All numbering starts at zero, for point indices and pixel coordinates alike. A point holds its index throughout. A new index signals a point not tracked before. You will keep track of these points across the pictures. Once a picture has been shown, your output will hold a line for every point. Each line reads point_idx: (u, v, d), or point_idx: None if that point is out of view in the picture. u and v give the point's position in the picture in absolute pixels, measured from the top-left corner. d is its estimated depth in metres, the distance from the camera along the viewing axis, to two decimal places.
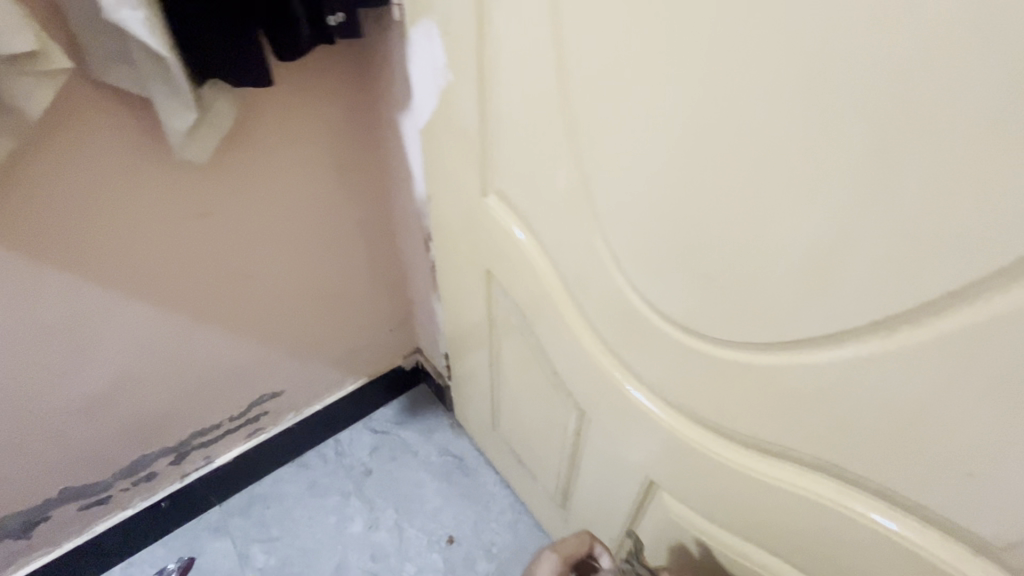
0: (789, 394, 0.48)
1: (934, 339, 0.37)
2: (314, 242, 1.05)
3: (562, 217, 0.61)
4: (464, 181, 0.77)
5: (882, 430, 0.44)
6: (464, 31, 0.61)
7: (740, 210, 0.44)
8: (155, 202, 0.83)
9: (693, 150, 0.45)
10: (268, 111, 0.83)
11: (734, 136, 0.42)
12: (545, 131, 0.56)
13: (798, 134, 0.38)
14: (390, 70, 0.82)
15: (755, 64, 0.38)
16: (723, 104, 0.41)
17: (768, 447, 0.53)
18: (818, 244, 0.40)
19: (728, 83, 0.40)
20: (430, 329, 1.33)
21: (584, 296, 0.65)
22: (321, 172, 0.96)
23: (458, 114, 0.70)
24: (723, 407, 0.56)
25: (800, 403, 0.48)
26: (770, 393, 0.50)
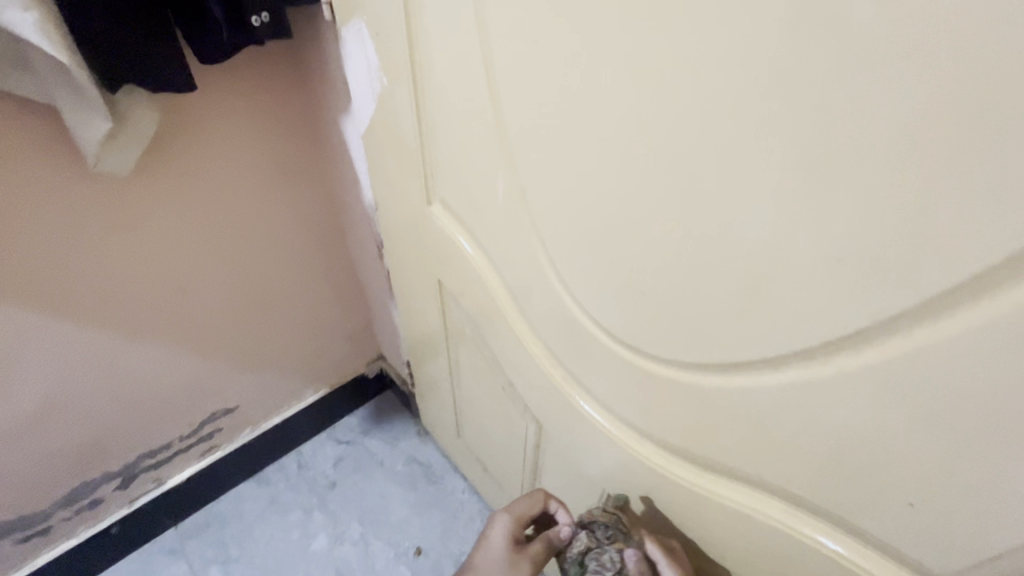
0: (733, 416, 0.46)
1: (870, 368, 0.35)
2: (259, 251, 1.00)
3: (504, 230, 0.58)
4: (407, 189, 0.74)
5: (821, 459, 0.42)
6: (394, 34, 0.57)
7: (670, 232, 0.41)
8: (73, 216, 0.76)
9: (622, 167, 0.42)
10: (196, 119, 0.78)
11: (660, 157, 0.39)
12: (481, 140, 0.53)
13: (724, 158, 0.35)
14: (326, 73, 0.78)
15: (678, 81, 0.35)
16: (650, 122, 0.38)
17: (717, 466, 0.52)
18: (749, 270, 0.38)
19: (653, 100, 0.37)
20: (390, 337, 1.29)
21: (531, 309, 0.63)
22: (263, 181, 0.91)
23: (396, 120, 0.66)
24: (668, 427, 0.53)
25: (743, 427, 0.46)
26: (714, 415, 0.48)
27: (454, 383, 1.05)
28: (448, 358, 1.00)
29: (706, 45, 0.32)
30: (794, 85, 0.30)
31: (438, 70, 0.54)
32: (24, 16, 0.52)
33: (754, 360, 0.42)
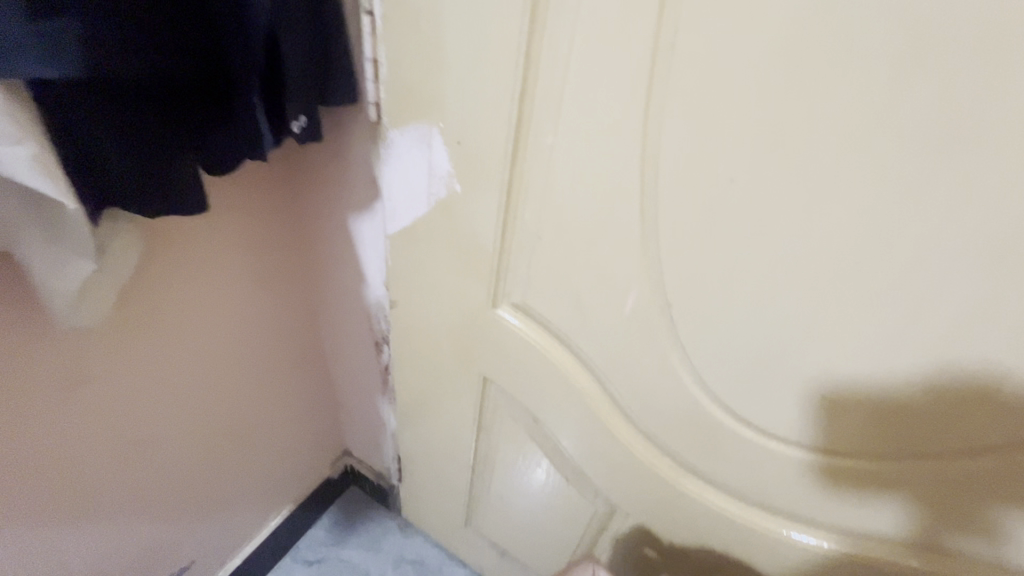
0: (903, 495, 0.50)
1: None
2: (234, 371, 0.84)
3: (620, 339, 0.57)
4: (463, 291, 0.68)
5: (992, 530, 0.46)
6: (489, 147, 0.53)
7: (852, 346, 0.44)
8: (17, 390, 0.57)
9: (802, 291, 0.44)
10: (170, 238, 0.63)
11: (854, 285, 0.42)
12: (609, 255, 0.52)
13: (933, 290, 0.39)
14: (342, 170, 0.69)
15: (893, 224, 0.38)
16: (851, 256, 0.41)
17: (871, 536, 0.55)
18: (957, 380, 0.41)
19: (859, 239, 0.40)
20: (369, 433, 1.15)
21: (636, 409, 0.62)
22: (242, 293, 0.77)
23: (464, 226, 0.61)
24: (807, 504, 0.56)
25: (905, 502, 0.50)
26: (879, 494, 0.51)
27: (475, 474, 0.98)
28: (474, 451, 0.93)
29: (938, 199, 0.36)
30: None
31: (557, 187, 0.51)
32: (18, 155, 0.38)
33: (933, 450, 0.45)
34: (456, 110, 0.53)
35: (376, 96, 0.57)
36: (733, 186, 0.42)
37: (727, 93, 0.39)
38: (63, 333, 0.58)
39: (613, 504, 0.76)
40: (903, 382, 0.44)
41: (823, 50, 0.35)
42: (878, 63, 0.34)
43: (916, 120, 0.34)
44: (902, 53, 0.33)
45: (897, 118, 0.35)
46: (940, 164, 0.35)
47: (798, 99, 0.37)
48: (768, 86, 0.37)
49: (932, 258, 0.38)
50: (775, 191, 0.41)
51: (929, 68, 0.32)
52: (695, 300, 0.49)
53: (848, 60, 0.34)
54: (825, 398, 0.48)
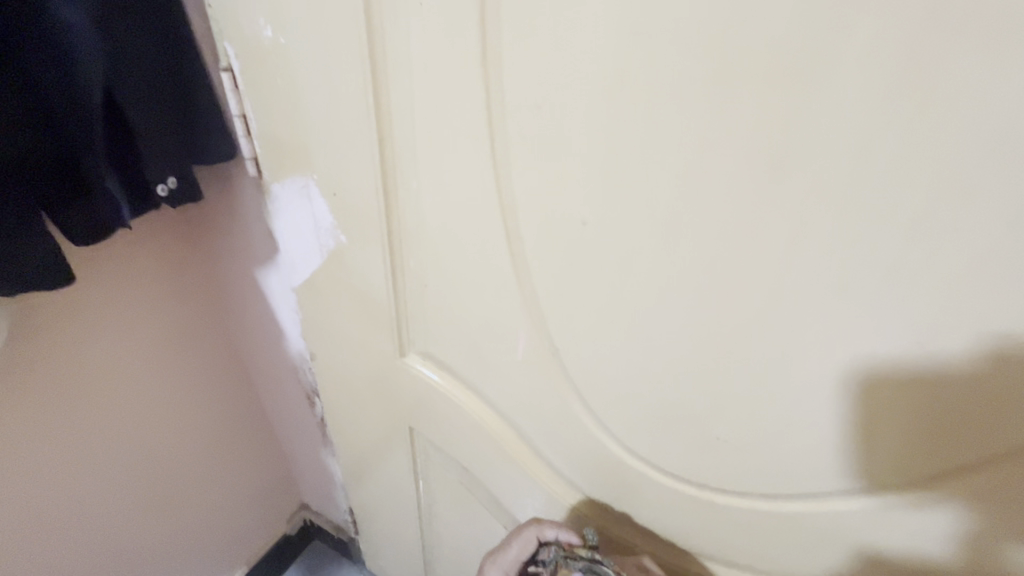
0: (823, 536, 0.44)
1: (995, 504, 0.34)
2: (157, 438, 0.81)
3: (522, 385, 0.54)
4: (371, 342, 0.65)
5: None
6: (362, 196, 0.51)
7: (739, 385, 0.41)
8: None
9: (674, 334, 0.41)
10: (47, 310, 0.61)
11: (720, 327, 0.39)
12: (492, 299, 0.49)
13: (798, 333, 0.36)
14: (239, 226, 0.67)
15: (744, 266, 0.36)
16: (709, 296, 0.38)
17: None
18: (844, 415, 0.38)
19: (713, 283, 0.37)
20: (321, 487, 1.11)
21: (553, 456, 0.59)
22: (150, 357, 0.75)
23: (358, 277, 0.59)
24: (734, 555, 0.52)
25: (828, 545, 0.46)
26: (800, 537, 0.45)
27: (424, 525, 0.93)
28: (418, 502, 0.89)
29: (779, 234, 0.33)
30: (896, 261, 0.30)
31: (433, 233, 0.49)
32: None
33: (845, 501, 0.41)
34: (326, 161, 0.51)
35: (251, 150, 0.55)
36: (587, 224, 0.40)
37: (564, 133, 0.37)
38: None
39: None
40: (795, 419, 0.40)
41: (636, 87, 0.33)
42: (689, 99, 0.32)
43: (737, 154, 0.32)
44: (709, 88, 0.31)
45: (717, 147, 0.32)
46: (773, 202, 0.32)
47: (626, 135, 0.35)
48: (597, 123, 0.36)
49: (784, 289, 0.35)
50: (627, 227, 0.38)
51: (737, 103, 0.30)
52: (582, 345, 0.47)
53: (660, 95, 0.32)
54: (721, 439, 0.45)
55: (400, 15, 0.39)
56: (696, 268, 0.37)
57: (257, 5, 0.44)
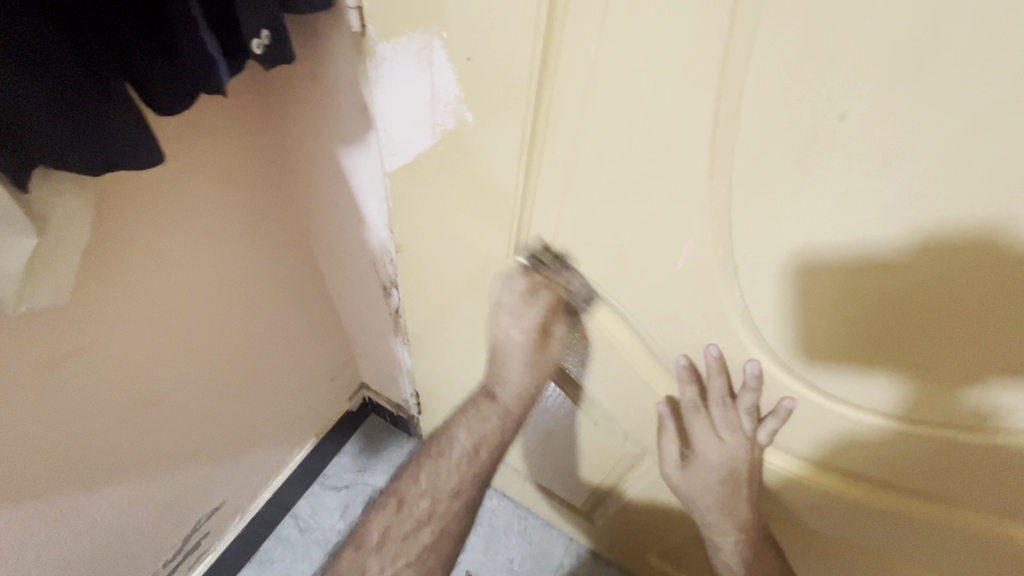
0: (933, 440, 0.47)
1: None
2: (238, 319, 0.80)
3: (671, 291, 0.49)
4: (480, 237, 0.59)
5: None
6: (509, 64, 0.41)
7: (938, 313, 0.38)
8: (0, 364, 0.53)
9: (918, 221, 0.34)
10: (115, 207, 0.54)
11: (957, 212, 0.32)
12: (659, 197, 0.42)
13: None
14: (323, 94, 0.57)
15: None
16: (993, 186, 0.30)
17: (880, 449, 0.51)
18: (951, 305, 0.37)
19: (946, 163, 0.31)
20: (385, 371, 1.13)
21: (711, 373, 0.54)
22: (221, 245, 0.70)
23: (480, 164, 0.51)
24: (762, 379, 0.52)
25: (981, 460, 0.45)
26: (850, 446, 0.53)
27: None
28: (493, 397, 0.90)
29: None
30: (995, 183, 0.30)
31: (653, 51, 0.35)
32: None
33: (953, 376, 0.41)
34: (464, 10, 0.40)
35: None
36: (836, 125, 0.32)
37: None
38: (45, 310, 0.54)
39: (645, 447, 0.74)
40: (901, 329, 0.41)
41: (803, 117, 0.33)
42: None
43: (838, 180, 0.35)
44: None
45: (902, 105, 0.30)
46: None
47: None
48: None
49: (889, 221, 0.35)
50: (791, 190, 0.37)
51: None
52: (791, 243, 0.40)
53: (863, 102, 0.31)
54: (879, 338, 0.42)
55: None
56: (828, 198, 0.36)
57: None
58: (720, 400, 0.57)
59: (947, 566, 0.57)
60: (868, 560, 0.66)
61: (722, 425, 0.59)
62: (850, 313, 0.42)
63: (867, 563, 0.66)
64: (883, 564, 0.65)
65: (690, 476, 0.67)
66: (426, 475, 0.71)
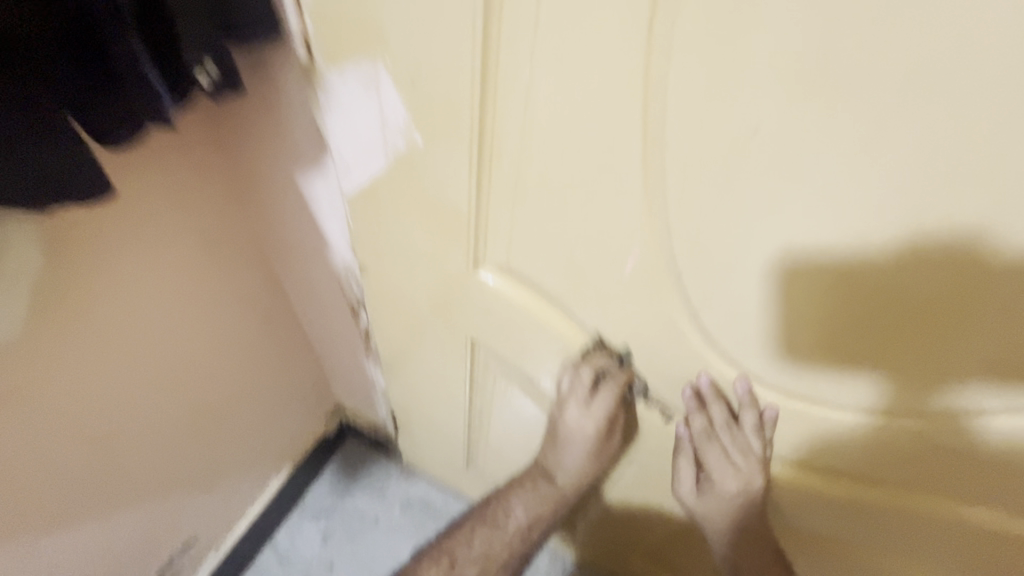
0: (887, 429, 0.49)
1: None
2: (202, 348, 0.80)
3: (623, 298, 0.51)
4: (439, 255, 0.61)
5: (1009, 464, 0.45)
6: (451, 86, 0.42)
7: (871, 303, 0.41)
8: None
9: (843, 220, 0.37)
10: (69, 241, 0.54)
11: (870, 208, 0.35)
12: (603, 208, 0.44)
13: (954, 213, 0.33)
14: (277, 121, 0.58)
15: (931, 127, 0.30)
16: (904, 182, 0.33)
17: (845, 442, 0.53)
18: (885, 298, 0.40)
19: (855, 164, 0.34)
20: (359, 393, 1.12)
21: (711, 399, 0.56)
22: (182, 272, 0.70)
23: (434, 183, 0.52)
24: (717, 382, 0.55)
25: (929, 440, 0.48)
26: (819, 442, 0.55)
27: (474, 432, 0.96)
28: (468, 410, 0.90)
29: (1016, 83, 0.27)
30: (900, 179, 0.33)
31: (584, 74, 0.37)
32: None
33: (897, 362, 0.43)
34: (406, 38, 0.41)
35: (300, 25, 0.45)
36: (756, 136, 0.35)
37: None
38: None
39: (618, 451, 0.75)
40: (847, 322, 0.43)
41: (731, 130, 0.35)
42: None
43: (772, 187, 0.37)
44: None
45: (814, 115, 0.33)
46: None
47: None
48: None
49: (824, 223, 0.37)
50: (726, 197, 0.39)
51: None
52: (730, 247, 0.42)
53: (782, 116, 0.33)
54: (833, 336, 0.45)
55: None
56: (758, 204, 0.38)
57: None
58: (727, 426, 0.58)
59: (906, 547, 0.60)
60: (835, 547, 0.68)
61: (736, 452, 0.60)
62: (800, 313, 0.44)
63: (834, 549, 0.69)
64: (849, 550, 0.67)
65: (704, 497, 0.67)
66: (481, 539, 0.84)
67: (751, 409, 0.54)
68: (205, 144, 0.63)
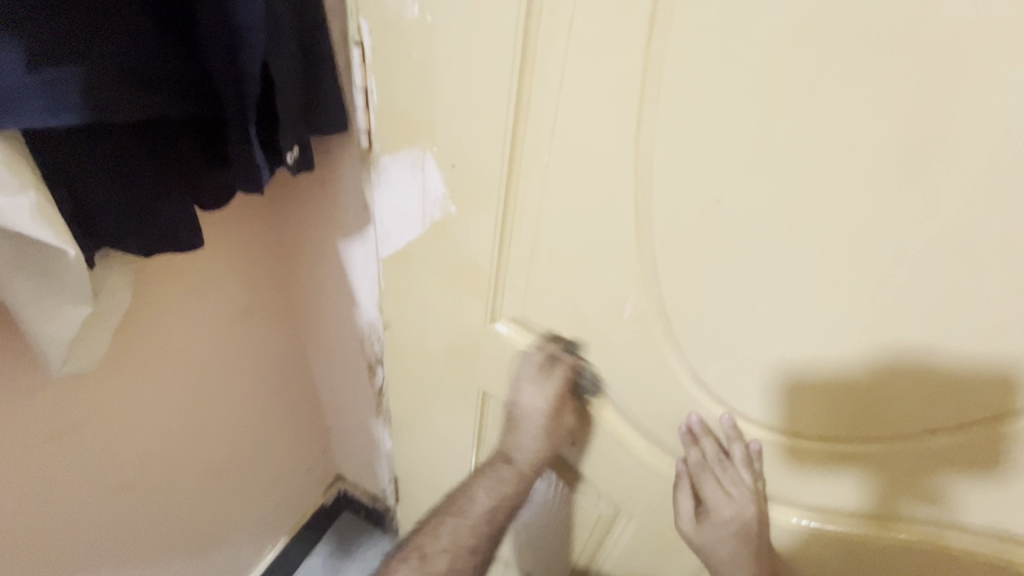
0: (867, 473, 0.53)
1: None
2: (227, 403, 0.85)
3: (622, 344, 0.59)
4: (460, 310, 0.69)
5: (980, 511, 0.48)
6: (484, 167, 0.54)
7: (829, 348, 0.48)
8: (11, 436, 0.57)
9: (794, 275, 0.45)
10: (143, 292, 0.63)
11: None
12: (605, 264, 0.54)
13: (879, 275, 0.41)
14: (330, 196, 0.70)
15: None
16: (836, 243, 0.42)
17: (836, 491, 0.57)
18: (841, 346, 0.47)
19: None
20: (363, 459, 1.14)
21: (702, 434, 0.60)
22: (220, 329, 0.77)
23: (462, 245, 0.62)
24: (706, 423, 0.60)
25: (904, 485, 0.51)
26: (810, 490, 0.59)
27: None
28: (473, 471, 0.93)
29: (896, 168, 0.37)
30: None
31: (590, 161, 0.49)
32: (20, 201, 0.38)
33: (857, 403, 0.49)
34: (452, 133, 0.54)
35: (366, 122, 0.58)
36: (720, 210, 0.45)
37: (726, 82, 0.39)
38: (63, 384, 0.59)
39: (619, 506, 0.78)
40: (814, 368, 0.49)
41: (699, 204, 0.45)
42: (917, 38, 0.32)
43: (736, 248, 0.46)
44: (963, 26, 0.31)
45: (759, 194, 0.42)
46: (932, 154, 0.35)
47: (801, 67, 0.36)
48: (777, 65, 0.37)
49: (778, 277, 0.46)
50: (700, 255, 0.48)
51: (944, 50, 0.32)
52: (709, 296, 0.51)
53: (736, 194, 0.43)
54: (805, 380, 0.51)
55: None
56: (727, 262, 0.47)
57: None
58: (719, 460, 0.60)
59: None
60: None
61: (730, 487, 0.61)
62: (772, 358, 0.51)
63: None
64: None
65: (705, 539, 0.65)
66: (449, 533, 0.72)
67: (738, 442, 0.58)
68: (263, 216, 0.75)
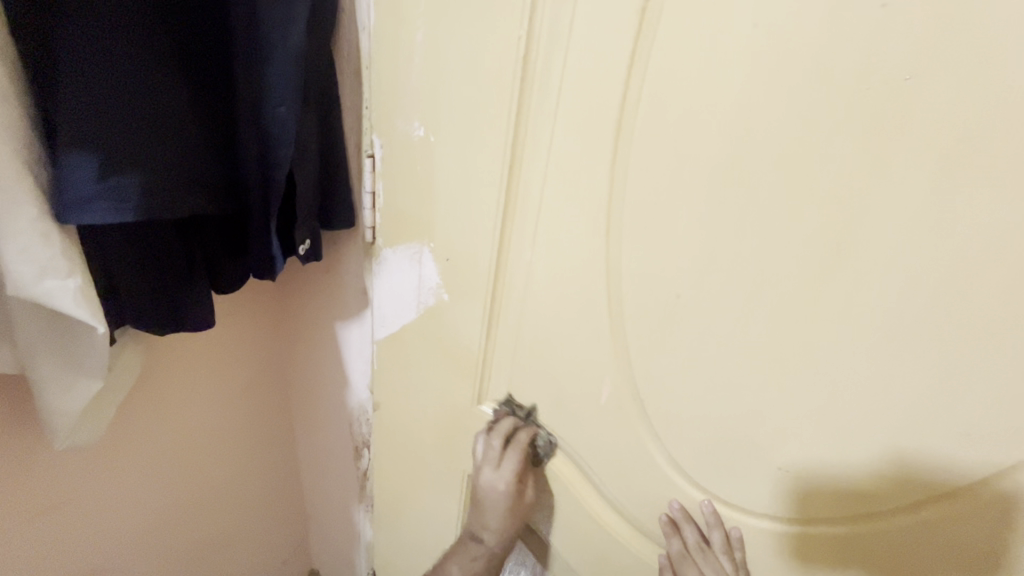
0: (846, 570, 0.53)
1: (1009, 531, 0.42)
2: (211, 482, 0.86)
3: (602, 426, 0.62)
4: (448, 391, 0.73)
5: None
6: (474, 260, 0.61)
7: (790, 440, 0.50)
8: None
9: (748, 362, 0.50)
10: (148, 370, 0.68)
11: None
12: (583, 349, 0.59)
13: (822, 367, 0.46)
14: (333, 283, 0.76)
15: None
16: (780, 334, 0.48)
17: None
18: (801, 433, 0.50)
19: None
20: (342, 552, 1.09)
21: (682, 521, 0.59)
22: (215, 404, 0.81)
23: (453, 329, 0.67)
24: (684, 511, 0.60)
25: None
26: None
27: None
28: None
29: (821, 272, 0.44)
30: None
31: (567, 258, 0.55)
32: (69, 287, 0.45)
33: (829, 499, 0.50)
34: (448, 231, 0.62)
35: (372, 219, 0.66)
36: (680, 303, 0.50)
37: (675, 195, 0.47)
38: (56, 454, 0.63)
39: None
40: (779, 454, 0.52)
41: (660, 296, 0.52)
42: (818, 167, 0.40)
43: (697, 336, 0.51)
44: (855, 165, 0.38)
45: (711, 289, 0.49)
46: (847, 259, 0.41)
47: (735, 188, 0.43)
48: (715, 186, 0.44)
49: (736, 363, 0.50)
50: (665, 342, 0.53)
51: (846, 183, 0.39)
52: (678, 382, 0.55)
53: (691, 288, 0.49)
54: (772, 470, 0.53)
55: (545, 125, 0.51)
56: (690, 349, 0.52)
57: (415, 112, 0.58)
58: (700, 549, 0.58)
59: None
60: None
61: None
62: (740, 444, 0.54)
63: None
64: None
65: None
66: None
67: (717, 529, 0.56)
68: (269, 300, 0.81)
